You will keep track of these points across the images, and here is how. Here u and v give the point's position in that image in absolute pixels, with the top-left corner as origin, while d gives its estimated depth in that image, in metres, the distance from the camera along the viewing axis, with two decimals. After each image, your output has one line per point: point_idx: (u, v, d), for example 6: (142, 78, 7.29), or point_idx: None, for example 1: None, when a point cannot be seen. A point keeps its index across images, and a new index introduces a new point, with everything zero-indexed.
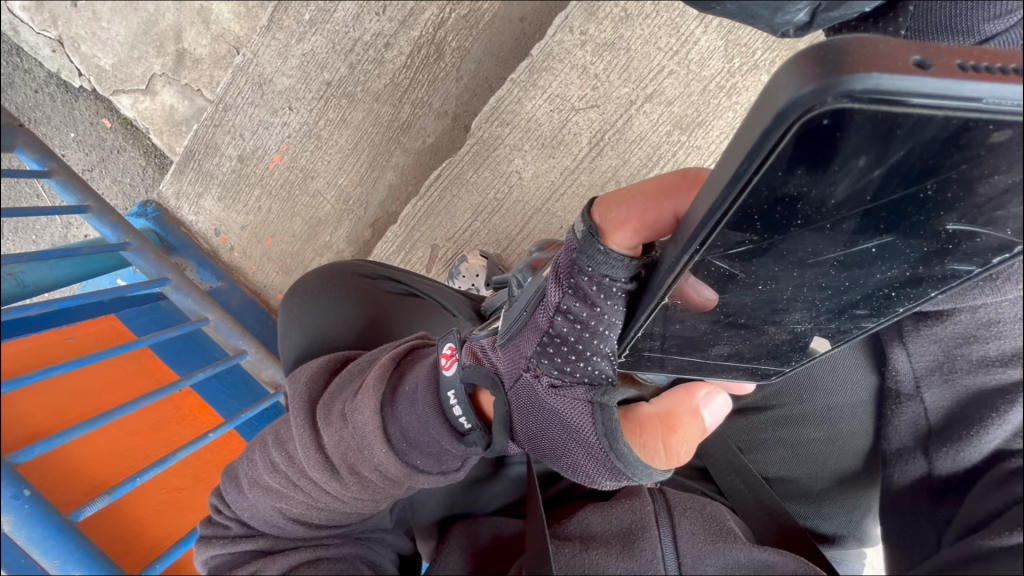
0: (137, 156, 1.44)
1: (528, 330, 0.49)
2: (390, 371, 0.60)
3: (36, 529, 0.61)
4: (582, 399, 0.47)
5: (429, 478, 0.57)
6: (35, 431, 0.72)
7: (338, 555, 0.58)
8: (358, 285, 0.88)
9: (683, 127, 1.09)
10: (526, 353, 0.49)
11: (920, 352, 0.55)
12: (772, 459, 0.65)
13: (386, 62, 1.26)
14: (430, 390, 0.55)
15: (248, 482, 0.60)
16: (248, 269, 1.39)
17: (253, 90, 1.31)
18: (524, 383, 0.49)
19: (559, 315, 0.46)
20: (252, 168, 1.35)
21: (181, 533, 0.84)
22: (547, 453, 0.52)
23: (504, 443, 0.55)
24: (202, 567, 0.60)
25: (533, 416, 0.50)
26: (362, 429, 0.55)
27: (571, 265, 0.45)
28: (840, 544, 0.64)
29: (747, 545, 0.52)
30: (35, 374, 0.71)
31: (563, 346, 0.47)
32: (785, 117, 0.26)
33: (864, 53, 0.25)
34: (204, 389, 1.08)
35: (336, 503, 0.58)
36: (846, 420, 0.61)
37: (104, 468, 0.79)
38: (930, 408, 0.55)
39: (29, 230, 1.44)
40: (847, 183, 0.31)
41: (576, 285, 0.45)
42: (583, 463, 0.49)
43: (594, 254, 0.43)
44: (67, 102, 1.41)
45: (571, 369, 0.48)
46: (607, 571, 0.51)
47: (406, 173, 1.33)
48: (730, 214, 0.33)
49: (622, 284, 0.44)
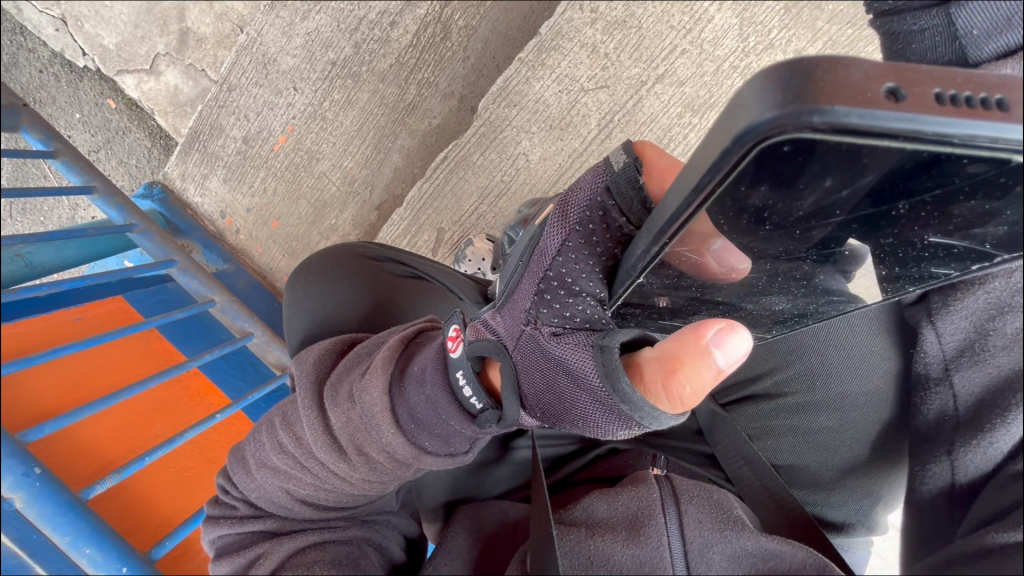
0: (143, 137, 1.43)
1: (527, 281, 0.49)
2: (398, 353, 0.60)
3: (48, 506, 0.61)
4: (585, 344, 0.45)
5: (437, 460, 0.57)
6: (44, 410, 0.73)
7: (345, 538, 0.59)
8: (361, 267, 0.87)
9: (695, 109, 1.06)
10: (525, 306, 0.49)
11: (951, 331, 0.51)
12: (782, 447, 0.64)
13: (391, 41, 1.24)
14: (439, 372, 0.55)
15: (256, 463, 0.60)
16: (254, 251, 1.39)
17: (258, 69, 1.29)
18: (527, 337, 0.49)
19: (559, 257, 0.47)
20: (257, 149, 1.34)
21: (191, 511, 0.85)
22: (558, 412, 0.49)
23: (517, 412, 0.52)
24: (209, 546, 0.61)
25: (540, 370, 0.49)
26: (370, 410, 0.55)
27: (569, 208, 0.46)
28: (848, 533, 0.64)
29: (754, 534, 0.51)
30: (44, 354, 0.71)
31: (560, 289, 0.47)
32: (744, 140, 0.25)
33: (831, 81, 0.24)
34: (211, 371, 1.09)
35: (344, 484, 0.58)
36: (859, 406, 0.60)
37: (112, 448, 0.79)
38: (960, 393, 0.51)
39: (37, 212, 1.45)
40: (813, 200, 0.31)
41: (581, 222, 0.45)
42: (593, 413, 0.46)
43: (606, 194, 0.44)
44: (71, 82, 1.40)
45: (571, 314, 0.47)
46: (613, 557, 0.51)
47: (412, 155, 1.32)
48: (695, 220, 0.32)
49: (626, 227, 0.43)
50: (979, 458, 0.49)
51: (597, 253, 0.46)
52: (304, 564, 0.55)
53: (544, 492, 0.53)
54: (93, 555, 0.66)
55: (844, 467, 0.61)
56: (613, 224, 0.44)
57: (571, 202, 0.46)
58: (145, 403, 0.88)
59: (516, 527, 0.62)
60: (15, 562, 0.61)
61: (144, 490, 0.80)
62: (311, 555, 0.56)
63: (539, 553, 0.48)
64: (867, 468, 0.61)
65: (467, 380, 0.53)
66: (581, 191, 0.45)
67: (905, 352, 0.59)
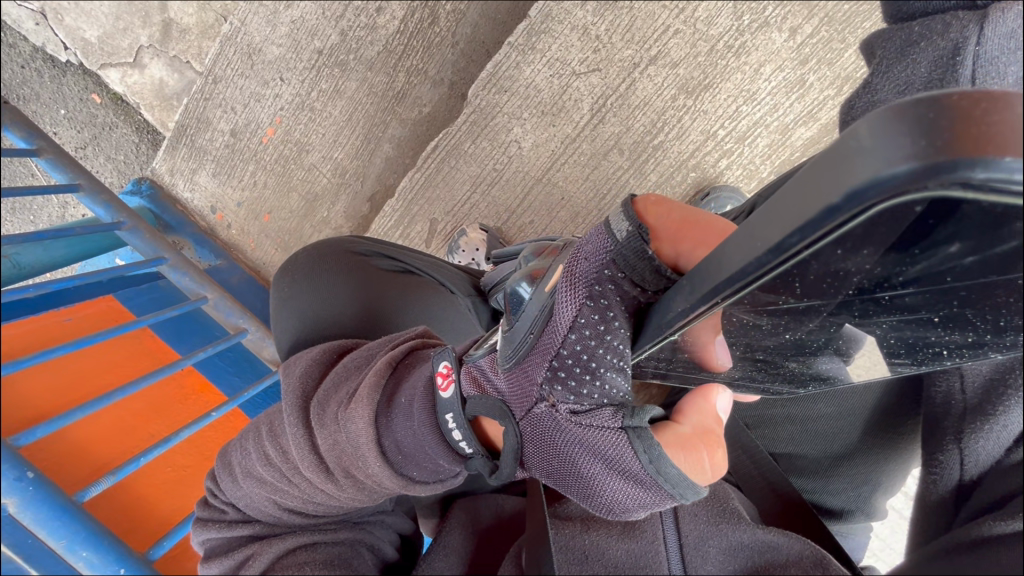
0: (129, 132, 1.41)
1: (534, 353, 0.43)
2: (385, 379, 0.57)
3: (41, 509, 0.60)
4: (612, 426, 0.41)
5: (426, 488, 0.56)
6: (34, 414, 0.72)
7: (337, 539, 0.59)
8: (349, 265, 0.85)
9: (689, 91, 1.04)
10: (536, 380, 0.43)
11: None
12: (781, 435, 0.67)
13: (378, 28, 1.21)
14: (427, 411, 0.53)
15: (244, 472, 0.59)
16: (246, 247, 1.38)
17: (243, 60, 1.27)
18: (540, 414, 0.44)
19: (573, 333, 0.39)
20: (245, 142, 1.32)
21: (189, 511, 0.85)
22: (577, 487, 0.46)
23: (513, 469, 0.50)
24: (200, 548, 0.61)
25: (552, 447, 0.45)
26: (356, 439, 0.54)
27: (584, 275, 0.38)
28: (846, 519, 0.63)
29: (751, 526, 0.50)
30: (34, 357, 0.70)
31: (575, 368, 0.41)
32: (860, 199, 0.21)
33: (993, 122, 0.19)
34: (205, 368, 1.07)
35: (332, 500, 0.57)
36: (857, 394, 0.58)
37: (105, 450, 0.78)
38: (967, 373, 0.45)
39: (26, 211, 1.44)
40: (928, 263, 0.27)
41: (592, 296, 0.38)
42: (621, 495, 0.43)
43: (635, 261, 0.37)
44: (55, 77, 1.37)
45: (588, 392, 0.41)
46: (607, 552, 0.50)
47: (404, 145, 1.30)
48: (765, 278, 0.28)
49: (646, 292, 0.39)
50: (993, 441, 0.43)
51: (616, 329, 0.39)
52: (295, 564, 0.55)
53: (539, 494, 0.52)
54: (90, 558, 0.65)
55: (842, 453, 0.61)
56: (631, 293, 0.38)
57: (578, 265, 0.39)
58: (139, 403, 0.88)
59: (513, 520, 0.62)
60: (12, 566, 0.60)
61: (138, 486, 0.79)
62: (301, 555, 0.56)
63: (533, 550, 0.47)
64: (865, 456, 0.60)
65: (457, 423, 0.51)
66: (602, 253, 0.38)
67: None
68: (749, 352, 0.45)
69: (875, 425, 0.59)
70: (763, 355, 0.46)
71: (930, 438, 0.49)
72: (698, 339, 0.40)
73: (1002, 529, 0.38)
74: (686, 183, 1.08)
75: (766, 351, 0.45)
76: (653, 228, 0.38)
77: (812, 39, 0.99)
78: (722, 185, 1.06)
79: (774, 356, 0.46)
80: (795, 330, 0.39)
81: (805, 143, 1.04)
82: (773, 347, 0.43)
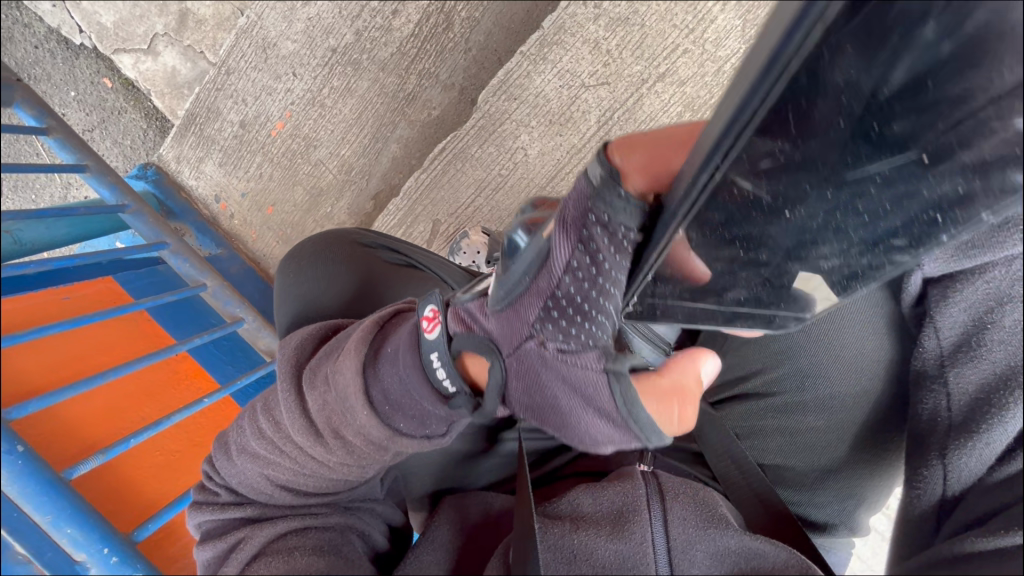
0: (138, 118, 1.42)
1: (529, 294, 0.48)
2: (372, 334, 0.58)
3: (29, 484, 0.60)
4: (596, 367, 0.48)
5: (414, 442, 0.55)
6: (28, 389, 0.73)
7: (327, 524, 0.59)
8: (353, 253, 0.86)
9: (695, 109, 1.06)
10: (529, 319, 0.49)
11: (949, 324, 0.50)
12: (770, 446, 0.64)
13: (393, 30, 1.23)
14: (412, 350, 0.54)
15: (237, 449, 0.59)
16: (247, 237, 1.39)
17: (257, 54, 1.28)
18: (529, 351, 0.49)
19: (568, 275, 0.47)
20: (254, 134, 1.33)
21: (174, 495, 0.84)
22: (551, 421, 0.52)
23: (494, 406, 0.53)
24: (195, 530, 0.61)
25: (536, 382, 0.50)
26: (344, 392, 0.54)
27: (583, 214, 0.45)
28: (828, 531, 0.64)
29: (738, 532, 0.51)
30: (31, 332, 0.71)
31: (569, 307, 0.48)
32: None
33: None
34: (198, 355, 1.06)
35: (323, 469, 0.57)
36: (848, 407, 0.60)
37: (95, 430, 0.79)
38: (953, 392, 0.50)
39: (28, 189, 1.44)
40: (907, 63, 0.31)
41: (586, 236, 0.45)
42: (595, 429, 0.50)
43: (614, 200, 0.43)
44: (67, 59, 1.39)
45: (577, 333, 0.49)
46: (595, 552, 0.50)
47: (411, 146, 1.32)
48: (766, 107, 0.29)
49: (633, 236, 0.43)
50: (973, 459, 0.48)
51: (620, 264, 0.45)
52: (286, 549, 0.55)
53: (525, 483, 0.52)
54: (75, 535, 0.64)
55: (830, 467, 0.61)
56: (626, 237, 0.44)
57: (571, 210, 0.46)
58: (131, 386, 0.88)
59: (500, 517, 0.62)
60: None
61: (126, 470, 0.79)
62: (292, 541, 0.56)
63: (520, 546, 0.47)
64: (852, 470, 0.61)
65: (441, 362, 0.52)
66: (592, 194, 0.45)
67: None
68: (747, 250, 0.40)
69: (864, 440, 0.60)
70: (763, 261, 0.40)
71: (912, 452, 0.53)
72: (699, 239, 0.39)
73: (985, 546, 0.42)
74: None
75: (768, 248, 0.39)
76: (621, 169, 0.44)
77: None
78: None
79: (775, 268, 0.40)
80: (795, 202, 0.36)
81: None
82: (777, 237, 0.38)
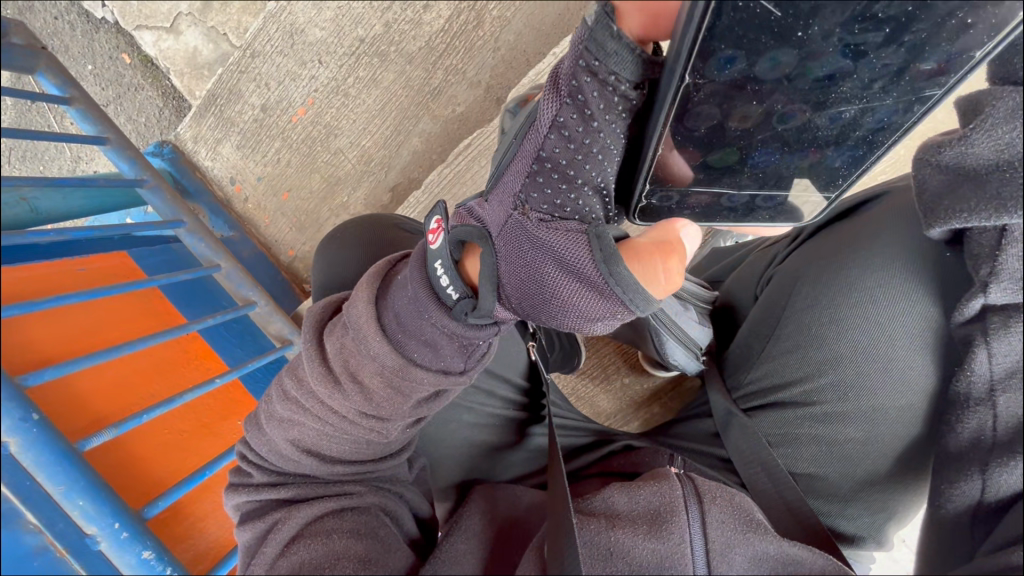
0: (155, 96, 1.41)
1: (517, 168, 0.54)
2: (382, 274, 0.61)
3: (43, 453, 0.58)
4: (578, 232, 0.51)
5: (428, 374, 0.56)
6: (40, 357, 0.72)
7: (363, 505, 0.58)
8: (393, 237, 0.86)
9: None
10: (516, 193, 0.54)
11: (1004, 352, 0.53)
12: (803, 455, 0.69)
13: (423, 24, 1.23)
14: (418, 266, 0.57)
15: (266, 416, 0.60)
16: (260, 222, 1.36)
17: (284, 38, 1.26)
18: (514, 223, 0.53)
19: (554, 133, 0.51)
20: (275, 119, 1.30)
21: (183, 474, 0.83)
22: (535, 302, 0.53)
23: (492, 304, 0.55)
24: (230, 510, 0.61)
25: (523, 262, 0.52)
26: (358, 323, 0.57)
27: (572, 71, 0.49)
28: (855, 542, 0.70)
29: (776, 538, 0.52)
30: (49, 301, 0.69)
31: (555, 171, 0.53)
32: None
33: None
34: (209, 336, 1.05)
35: (347, 427, 0.58)
36: (890, 421, 0.65)
37: (105, 403, 0.77)
38: (999, 413, 0.54)
39: (37, 160, 1.42)
40: None
41: (572, 94, 0.49)
42: (576, 299, 0.51)
43: (605, 44, 0.46)
44: (87, 32, 1.37)
45: (562, 203, 0.53)
46: (633, 550, 0.50)
47: (433, 141, 1.32)
48: None
49: (624, 88, 0.49)
50: (1016, 476, 0.53)
51: (609, 126, 0.51)
52: (323, 532, 0.55)
53: (563, 480, 0.52)
54: (86, 508, 0.62)
55: (864, 478, 0.67)
56: (616, 88, 0.49)
57: (561, 68, 0.50)
58: (142, 361, 0.87)
59: (530, 513, 0.65)
60: (8, 507, 0.56)
61: (134, 446, 0.78)
62: (329, 522, 0.56)
63: (556, 541, 0.48)
64: (886, 483, 0.67)
65: (445, 270, 0.55)
66: (586, 34, 0.47)
67: (944, 371, 0.62)
68: (757, 105, 0.53)
69: (903, 455, 0.66)
70: (787, 122, 0.56)
71: (960, 464, 0.58)
72: (709, 86, 0.50)
73: None
74: None
75: (784, 101, 0.53)
76: (618, 7, 0.45)
77: None
78: None
79: (798, 125, 0.56)
80: (809, 22, 0.47)
81: None
82: (791, 87, 0.52)
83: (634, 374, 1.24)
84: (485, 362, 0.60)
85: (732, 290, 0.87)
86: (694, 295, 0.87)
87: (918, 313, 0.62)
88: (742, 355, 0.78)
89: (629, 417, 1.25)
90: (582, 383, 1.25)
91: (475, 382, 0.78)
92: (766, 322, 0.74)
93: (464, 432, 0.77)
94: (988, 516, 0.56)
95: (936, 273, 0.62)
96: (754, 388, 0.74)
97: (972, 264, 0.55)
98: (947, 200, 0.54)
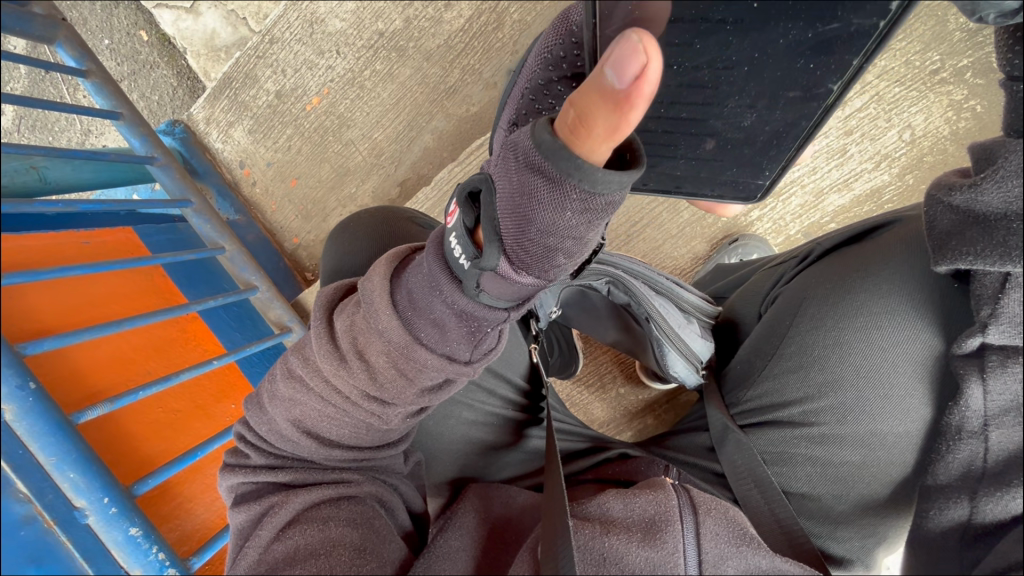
0: (170, 75, 1.41)
1: None
2: (399, 259, 0.61)
3: (37, 423, 0.58)
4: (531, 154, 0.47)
5: (435, 357, 0.56)
6: (40, 327, 0.72)
7: (359, 494, 0.59)
8: (406, 230, 0.86)
9: None
10: None
11: (1000, 390, 0.54)
12: (797, 475, 0.70)
13: (443, 22, 1.24)
14: (435, 248, 0.57)
15: (268, 398, 0.60)
16: (267, 207, 1.36)
17: (304, 26, 1.26)
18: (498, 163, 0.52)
19: None
20: (288, 106, 1.31)
21: (175, 454, 0.83)
22: (519, 226, 0.50)
23: (495, 261, 0.51)
24: (225, 492, 0.61)
25: (508, 200, 0.50)
26: (370, 296, 0.57)
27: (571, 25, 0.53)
28: (842, 565, 0.71)
29: (769, 553, 0.53)
30: (52, 271, 0.68)
31: None
32: None
33: None
34: (211, 318, 1.04)
35: (349, 411, 0.57)
36: (887, 446, 0.65)
37: (104, 378, 0.77)
38: (990, 447, 0.55)
39: (46, 130, 1.42)
40: None
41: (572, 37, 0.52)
42: (539, 197, 0.47)
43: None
44: (107, 8, 1.38)
45: None
46: (627, 557, 0.50)
47: (444, 139, 1.32)
48: None
49: None
50: (1004, 507, 0.54)
51: None
52: (319, 519, 0.55)
53: (559, 484, 0.53)
54: (76, 480, 0.62)
55: (856, 501, 0.68)
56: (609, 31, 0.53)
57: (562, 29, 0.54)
58: (141, 339, 0.86)
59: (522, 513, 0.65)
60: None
61: (127, 423, 0.77)
62: (325, 510, 0.56)
63: (549, 543, 0.48)
64: (879, 508, 0.68)
65: (458, 244, 0.54)
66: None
67: (940, 403, 0.63)
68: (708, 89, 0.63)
69: (896, 481, 0.66)
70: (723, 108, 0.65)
71: (948, 491, 0.59)
72: (674, 70, 0.58)
73: None
74: (716, 226, 1.22)
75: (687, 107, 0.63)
76: None
77: (860, 113, 1.14)
78: (750, 234, 1.20)
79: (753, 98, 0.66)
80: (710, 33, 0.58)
81: (835, 209, 1.19)
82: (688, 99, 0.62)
83: (629, 384, 1.24)
84: (491, 358, 0.60)
85: (736, 306, 0.87)
86: (697, 306, 0.87)
87: (919, 341, 0.63)
88: (742, 371, 0.77)
89: (622, 427, 1.25)
90: (578, 390, 1.25)
91: (476, 380, 0.78)
92: (768, 338, 0.74)
93: (462, 429, 0.77)
94: (975, 544, 0.56)
95: (940, 305, 0.63)
96: (754, 405, 0.74)
97: (975, 302, 0.56)
98: (956, 240, 0.55)
